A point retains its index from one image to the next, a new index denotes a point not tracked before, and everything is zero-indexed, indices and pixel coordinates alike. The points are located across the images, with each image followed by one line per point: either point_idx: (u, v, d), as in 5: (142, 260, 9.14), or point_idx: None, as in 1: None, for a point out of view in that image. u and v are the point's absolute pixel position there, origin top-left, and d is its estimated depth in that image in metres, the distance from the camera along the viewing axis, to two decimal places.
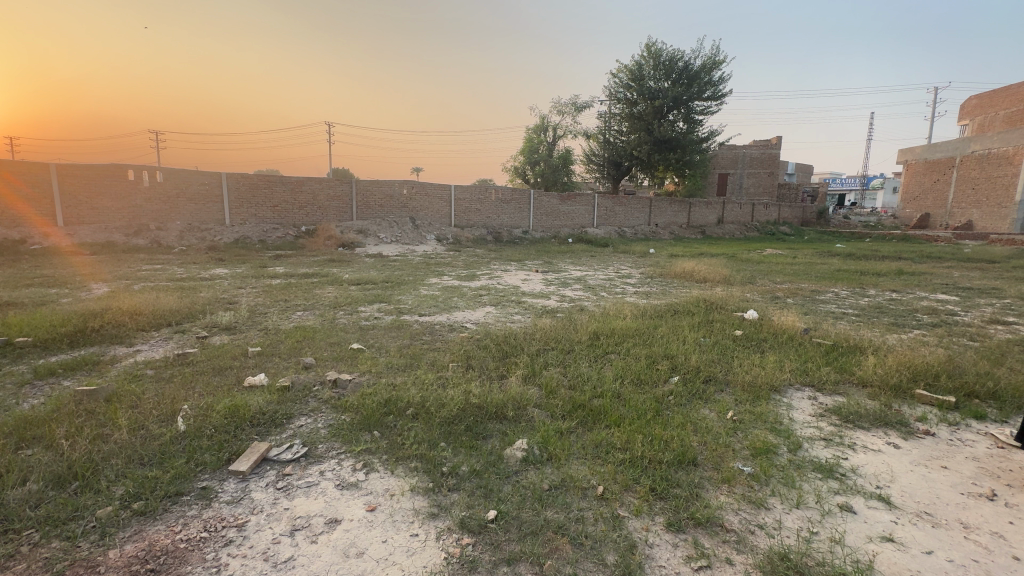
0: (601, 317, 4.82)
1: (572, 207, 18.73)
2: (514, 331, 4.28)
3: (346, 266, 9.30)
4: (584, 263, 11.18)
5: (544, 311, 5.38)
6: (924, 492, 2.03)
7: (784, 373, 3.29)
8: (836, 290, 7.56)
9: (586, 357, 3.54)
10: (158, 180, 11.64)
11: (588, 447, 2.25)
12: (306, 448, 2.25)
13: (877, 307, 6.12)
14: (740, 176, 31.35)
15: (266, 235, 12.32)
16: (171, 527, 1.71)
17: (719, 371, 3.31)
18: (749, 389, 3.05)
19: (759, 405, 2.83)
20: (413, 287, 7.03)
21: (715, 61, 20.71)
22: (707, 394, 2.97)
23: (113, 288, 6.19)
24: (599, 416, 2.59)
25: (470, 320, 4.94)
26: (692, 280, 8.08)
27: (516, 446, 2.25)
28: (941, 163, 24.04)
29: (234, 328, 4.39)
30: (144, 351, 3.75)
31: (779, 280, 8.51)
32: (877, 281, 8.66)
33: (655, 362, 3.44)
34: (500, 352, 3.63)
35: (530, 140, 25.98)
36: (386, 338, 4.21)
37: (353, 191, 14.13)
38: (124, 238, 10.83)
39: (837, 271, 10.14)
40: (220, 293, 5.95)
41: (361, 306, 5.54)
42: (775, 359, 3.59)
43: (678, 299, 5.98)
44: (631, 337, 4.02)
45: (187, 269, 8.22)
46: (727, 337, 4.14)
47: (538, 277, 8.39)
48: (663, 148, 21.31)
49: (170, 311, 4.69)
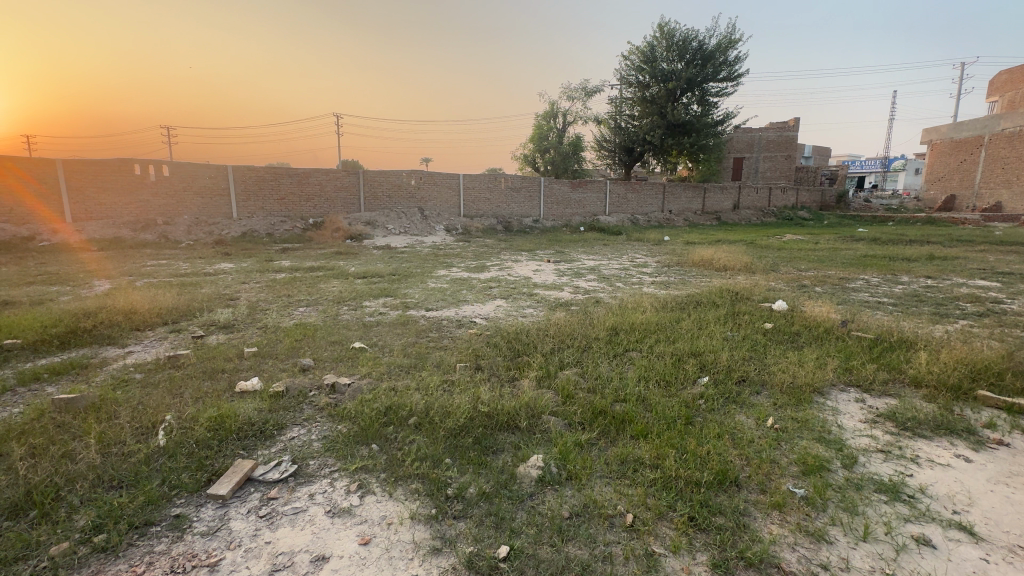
0: (619, 310, 4.53)
1: (584, 195, 18.30)
2: (526, 327, 4.01)
3: (354, 259, 9.08)
4: (596, 251, 10.84)
5: (558, 304, 5.09)
6: (1012, 518, 1.72)
7: (825, 373, 2.98)
8: (867, 277, 7.14)
9: (605, 356, 3.26)
10: (165, 174, 11.49)
11: (612, 463, 1.99)
12: (295, 465, 2.01)
13: (913, 295, 5.73)
14: (756, 160, 30.50)
15: (273, 228, 12.15)
16: (133, 567, 1.48)
17: (753, 370, 3.00)
18: (789, 391, 2.75)
19: (800, 410, 2.54)
20: (420, 279, 6.78)
21: (730, 40, 19.99)
22: (743, 397, 2.67)
23: (116, 285, 6.04)
24: (622, 426, 2.33)
25: (479, 315, 4.68)
26: (711, 269, 7.71)
27: (530, 462, 1.99)
28: (967, 143, 23.05)
29: (232, 327, 4.17)
30: (136, 354, 3.54)
31: (804, 267, 8.11)
32: (909, 267, 8.17)
33: (681, 359, 3.15)
34: (512, 351, 3.36)
35: (539, 127, 25.48)
36: (389, 336, 3.95)
37: (361, 182, 13.89)
38: (131, 233, 10.75)
39: (864, 257, 9.65)
40: (222, 290, 5.75)
41: (365, 301, 5.29)
42: (814, 356, 3.27)
43: (700, 290, 5.64)
44: (652, 332, 3.72)
45: (192, 265, 8.08)
46: (757, 331, 3.82)
47: (549, 268, 8.10)
48: (676, 132, 20.73)
49: (167, 310, 4.49)
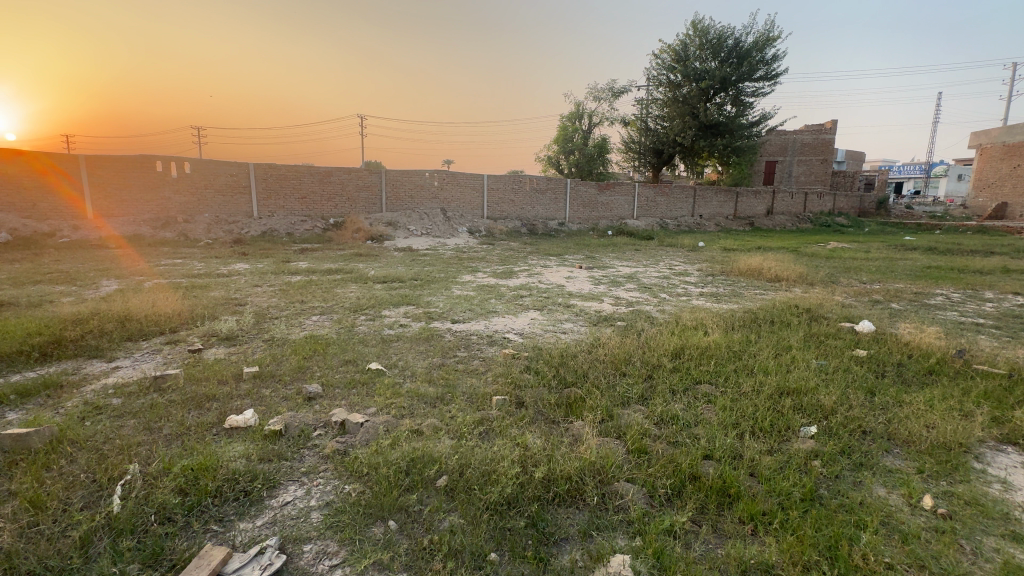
0: (675, 328, 3.90)
1: (611, 197, 17.61)
2: (571, 347, 3.43)
3: (373, 262, 8.59)
4: (629, 257, 10.21)
5: (601, 318, 4.48)
6: None
7: (971, 426, 2.30)
8: (945, 292, 6.32)
9: (674, 390, 2.67)
10: (186, 171, 11.26)
11: (729, 573, 1.39)
12: (282, 557, 1.45)
13: (1013, 316, 4.93)
14: (790, 164, 29.28)
15: (293, 228, 11.81)
16: None
17: (873, 419, 2.35)
18: (932, 452, 2.10)
19: (960, 485, 1.88)
20: (445, 285, 6.26)
21: (768, 37, 19.08)
22: (873, 460, 2.03)
23: (123, 286, 5.64)
24: (724, 504, 1.73)
25: (512, 330, 4.13)
26: (763, 279, 7.01)
27: (612, 567, 1.39)
28: (1021, 147, 21.56)
29: (235, 339, 3.67)
30: (122, 370, 3.07)
31: (867, 279, 7.31)
32: (987, 281, 7.31)
33: (775, 398, 2.53)
34: (559, 383, 2.79)
35: (564, 128, 24.89)
36: (412, 355, 3.39)
37: (383, 182, 13.50)
38: (151, 231, 10.52)
39: (927, 268, 8.76)
40: (231, 293, 5.31)
41: (384, 310, 4.76)
42: (943, 399, 2.60)
43: (761, 305, 4.97)
44: (725, 359, 3.10)
45: (206, 265, 7.71)
46: (852, 361, 3.16)
47: (582, 274, 7.49)
48: (708, 133, 19.88)
49: (167, 317, 4.02)
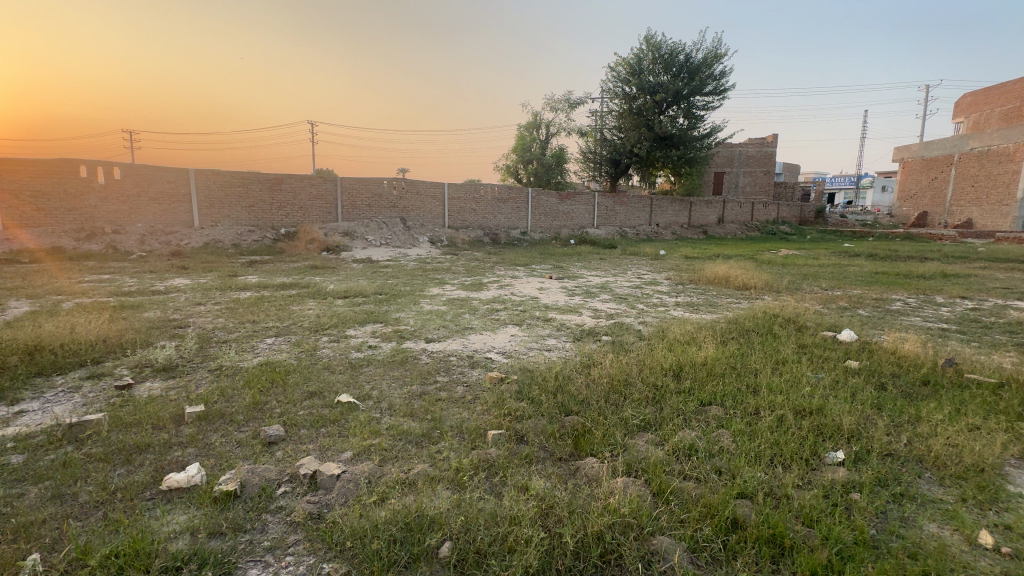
0: (666, 341, 3.72)
1: (572, 207, 17.67)
2: (564, 367, 3.16)
3: (331, 275, 8.01)
4: (596, 266, 10.13)
5: (585, 333, 4.24)
6: None
7: (995, 444, 2.19)
8: (902, 298, 6.56)
9: (684, 415, 2.45)
10: (116, 177, 10.21)
11: None
12: None
13: (972, 320, 5.14)
14: (736, 175, 30.70)
15: (240, 238, 10.96)
16: None
17: (897, 441, 2.21)
18: (967, 476, 1.96)
19: (1008, 513, 1.74)
20: (413, 300, 5.86)
21: (716, 55, 19.87)
22: (911, 490, 1.87)
23: (35, 308, 4.86)
24: (777, 558, 1.50)
25: (494, 349, 3.81)
26: (732, 288, 7.06)
27: None
28: (938, 161, 23.58)
29: (175, 370, 3.15)
30: (28, 416, 2.51)
31: (827, 285, 7.52)
32: (933, 286, 7.69)
33: (792, 421, 2.36)
34: (559, 411, 2.50)
35: (523, 137, 24.91)
36: (386, 384, 2.99)
37: (338, 190, 12.85)
38: (74, 243, 9.42)
39: (877, 274, 9.16)
40: (170, 314, 4.68)
41: (349, 330, 4.31)
42: (955, 414, 2.50)
43: (740, 314, 4.91)
44: (726, 377, 2.92)
45: (139, 281, 6.89)
46: (850, 374, 3.06)
47: (554, 285, 7.28)
48: (663, 144, 20.42)
49: (90, 346, 3.42)
